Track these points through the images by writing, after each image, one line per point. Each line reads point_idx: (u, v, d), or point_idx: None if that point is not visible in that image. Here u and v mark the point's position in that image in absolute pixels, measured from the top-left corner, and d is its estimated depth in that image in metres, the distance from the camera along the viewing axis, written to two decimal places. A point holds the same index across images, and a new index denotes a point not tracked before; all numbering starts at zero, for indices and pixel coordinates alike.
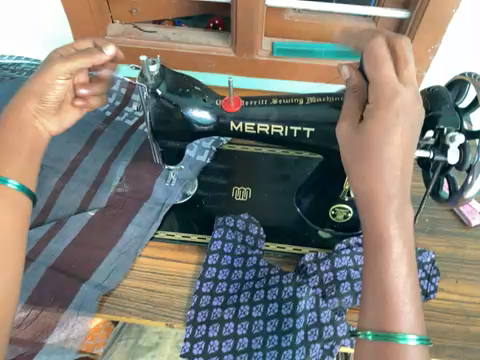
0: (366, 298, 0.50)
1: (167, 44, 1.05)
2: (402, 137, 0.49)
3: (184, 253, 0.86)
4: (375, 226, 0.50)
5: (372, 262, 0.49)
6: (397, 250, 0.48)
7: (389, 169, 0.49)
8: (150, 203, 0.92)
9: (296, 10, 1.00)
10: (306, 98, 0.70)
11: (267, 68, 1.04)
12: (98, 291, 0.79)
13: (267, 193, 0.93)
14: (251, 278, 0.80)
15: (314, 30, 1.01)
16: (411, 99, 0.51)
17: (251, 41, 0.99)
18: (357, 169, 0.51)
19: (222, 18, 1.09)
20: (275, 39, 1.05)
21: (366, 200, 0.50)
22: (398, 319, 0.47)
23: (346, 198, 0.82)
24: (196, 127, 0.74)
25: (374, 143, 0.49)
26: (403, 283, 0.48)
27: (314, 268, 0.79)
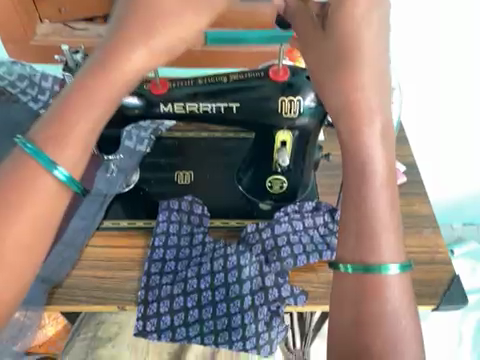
0: (350, 232, 0.61)
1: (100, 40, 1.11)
2: (372, 81, 0.59)
3: (132, 238, 0.89)
4: (359, 160, 0.61)
5: (357, 196, 0.61)
6: (378, 180, 0.60)
7: (370, 112, 0.60)
8: (92, 195, 0.93)
9: None
10: (229, 76, 0.74)
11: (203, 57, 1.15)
12: (46, 285, 0.82)
13: (207, 174, 0.98)
14: (198, 254, 0.84)
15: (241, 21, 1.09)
16: (378, 42, 0.59)
17: None
18: (342, 110, 0.60)
19: None
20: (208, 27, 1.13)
21: (348, 141, 0.61)
22: (380, 245, 0.60)
23: (278, 169, 0.88)
24: (127, 112, 0.76)
25: (351, 88, 0.59)
26: (384, 212, 0.60)
27: (256, 237, 0.85)
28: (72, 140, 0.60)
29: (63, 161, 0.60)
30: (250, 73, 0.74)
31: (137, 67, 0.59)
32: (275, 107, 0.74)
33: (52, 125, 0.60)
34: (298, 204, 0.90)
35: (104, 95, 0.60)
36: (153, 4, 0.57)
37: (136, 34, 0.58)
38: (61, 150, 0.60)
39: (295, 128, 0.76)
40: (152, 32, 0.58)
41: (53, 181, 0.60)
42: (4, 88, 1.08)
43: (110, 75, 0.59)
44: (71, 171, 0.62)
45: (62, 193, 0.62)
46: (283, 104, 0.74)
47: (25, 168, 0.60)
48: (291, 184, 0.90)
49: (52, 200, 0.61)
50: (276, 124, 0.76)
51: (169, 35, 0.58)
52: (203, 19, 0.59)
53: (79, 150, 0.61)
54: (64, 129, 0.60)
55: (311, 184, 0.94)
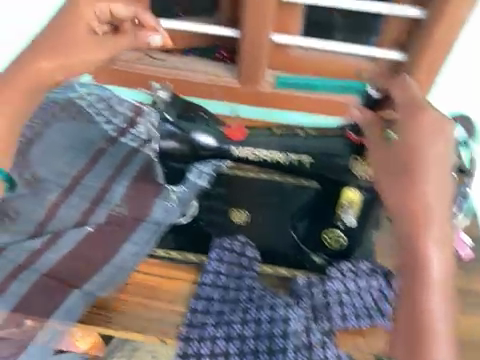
0: (401, 327, 0.61)
1: (176, 71, 1.25)
2: (437, 183, 0.58)
3: (181, 271, 0.90)
4: (417, 259, 0.59)
5: (412, 293, 0.60)
6: (434, 279, 0.60)
7: (432, 213, 0.59)
8: (148, 223, 0.95)
9: (302, 48, 1.23)
10: (305, 132, 0.79)
11: (270, 99, 1.24)
12: (86, 299, 0.86)
13: (262, 217, 0.96)
14: (246, 298, 0.82)
15: (314, 66, 1.24)
16: (443, 155, 0.59)
17: (256, 72, 1.21)
18: (404, 208, 0.59)
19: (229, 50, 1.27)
20: (278, 71, 1.26)
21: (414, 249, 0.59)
22: (434, 346, 0.58)
23: (338, 224, 0.88)
24: (202, 152, 0.80)
25: (415, 188, 0.59)
26: (438, 313, 0.59)
27: (306, 291, 0.83)
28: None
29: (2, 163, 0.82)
30: (324, 130, 0.78)
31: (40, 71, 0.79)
32: (346, 164, 0.75)
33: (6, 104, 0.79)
34: (353, 262, 0.87)
35: (20, 87, 0.79)
36: (59, 40, 0.78)
37: (40, 51, 0.79)
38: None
39: (365, 189, 0.76)
40: (69, 54, 0.78)
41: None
42: (83, 107, 1.09)
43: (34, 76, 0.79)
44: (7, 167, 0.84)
45: None
46: (354, 162, 0.75)
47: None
48: (348, 240, 0.89)
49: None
50: (344, 181, 0.77)
51: (58, 60, 0.78)
52: (65, 50, 0.78)
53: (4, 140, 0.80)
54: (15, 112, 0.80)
55: (370, 243, 0.92)
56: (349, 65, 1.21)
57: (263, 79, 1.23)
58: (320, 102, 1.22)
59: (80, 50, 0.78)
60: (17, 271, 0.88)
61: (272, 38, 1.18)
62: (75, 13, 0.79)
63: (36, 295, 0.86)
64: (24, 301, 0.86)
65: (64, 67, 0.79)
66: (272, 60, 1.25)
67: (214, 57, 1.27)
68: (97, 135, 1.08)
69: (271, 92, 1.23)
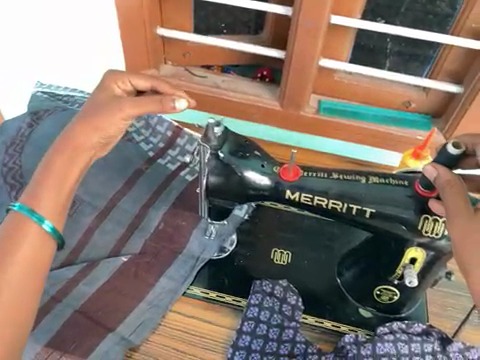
0: None
1: (216, 91, 1.16)
2: None
3: (217, 314, 0.84)
4: None
5: None
6: None
7: None
8: (184, 256, 0.90)
9: (346, 72, 1.13)
10: (368, 177, 0.70)
11: (313, 123, 1.17)
12: (123, 344, 0.79)
13: (306, 259, 0.89)
14: (286, 352, 0.78)
15: (360, 92, 1.15)
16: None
17: (300, 97, 1.12)
18: None
19: (271, 70, 1.20)
20: (323, 96, 1.18)
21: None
22: None
23: (394, 281, 0.79)
24: (251, 192, 0.73)
25: None
26: None
27: (354, 351, 0.76)
28: (47, 185, 0.66)
29: (46, 211, 0.66)
30: (392, 178, 0.69)
31: (83, 140, 0.67)
32: (415, 222, 0.68)
33: (57, 168, 0.67)
34: (405, 322, 0.80)
35: (59, 168, 0.67)
36: (97, 109, 0.67)
37: (87, 119, 0.67)
38: (44, 198, 0.66)
39: (430, 248, 0.70)
40: (112, 114, 0.66)
41: (39, 231, 0.66)
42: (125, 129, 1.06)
43: (82, 146, 0.67)
44: (55, 220, 0.67)
45: (44, 244, 0.66)
46: (424, 221, 0.67)
47: (15, 223, 0.66)
48: (403, 297, 0.81)
49: (37, 249, 0.66)
50: (405, 237, 0.70)
51: (94, 124, 0.66)
52: (110, 110, 0.66)
53: (55, 196, 0.67)
54: (62, 178, 0.67)
55: (420, 300, 0.85)
56: (403, 97, 1.13)
57: (307, 104, 1.16)
58: (370, 132, 1.15)
59: (111, 111, 0.66)
60: (50, 304, 0.81)
61: (319, 64, 1.07)
62: (106, 89, 0.70)
63: (68, 329, 0.79)
64: (56, 339, 0.78)
65: (100, 131, 0.67)
66: (317, 85, 1.17)
67: (253, 77, 1.21)
68: (135, 157, 1.03)
69: (313, 117, 1.15)
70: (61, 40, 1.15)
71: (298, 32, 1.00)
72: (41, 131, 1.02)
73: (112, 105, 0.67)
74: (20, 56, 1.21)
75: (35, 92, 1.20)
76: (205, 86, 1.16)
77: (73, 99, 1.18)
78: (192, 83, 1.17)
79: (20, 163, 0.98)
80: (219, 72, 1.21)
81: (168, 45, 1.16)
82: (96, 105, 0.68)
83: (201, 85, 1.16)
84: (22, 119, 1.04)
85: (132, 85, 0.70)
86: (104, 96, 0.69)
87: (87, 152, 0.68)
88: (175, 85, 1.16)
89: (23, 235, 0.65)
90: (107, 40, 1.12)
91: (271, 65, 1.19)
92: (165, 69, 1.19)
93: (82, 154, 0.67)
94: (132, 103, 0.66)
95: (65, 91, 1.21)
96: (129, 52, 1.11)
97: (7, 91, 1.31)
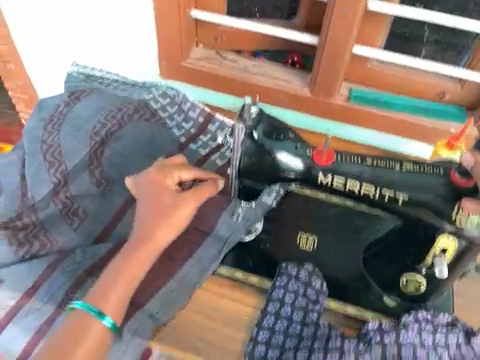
0: None
1: (247, 75, 1.17)
2: None
3: (242, 294, 0.86)
4: None
5: None
6: None
7: None
8: (212, 239, 0.90)
9: (379, 61, 1.12)
10: (402, 165, 0.71)
11: (342, 112, 1.15)
12: (152, 321, 0.81)
13: (332, 246, 0.85)
14: (310, 335, 0.78)
15: (393, 81, 1.12)
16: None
17: (332, 85, 1.11)
18: None
19: (301, 56, 1.20)
20: (354, 84, 1.17)
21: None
22: None
23: (423, 270, 0.79)
24: (282, 173, 0.74)
25: None
26: None
27: (378, 338, 0.75)
28: (115, 287, 0.74)
29: (109, 311, 0.74)
30: (425, 166, 0.71)
31: (155, 243, 0.75)
32: (448, 212, 0.69)
33: (125, 275, 0.75)
34: (430, 312, 0.80)
35: (129, 270, 0.75)
36: (162, 212, 0.76)
37: (156, 224, 0.75)
38: (108, 300, 0.74)
39: (462, 238, 0.69)
40: (176, 217, 0.75)
41: (101, 326, 0.73)
42: (155, 111, 1.09)
43: (151, 247, 0.75)
44: (115, 317, 0.74)
45: (106, 337, 0.74)
46: (457, 211, 0.68)
47: (78, 319, 0.73)
48: (430, 288, 0.80)
49: (99, 338, 0.73)
50: (437, 225, 0.71)
51: (163, 227, 0.75)
52: (177, 213, 0.75)
53: (118, 297, 0.74)
54: (128, 283, 0.75)
55: (447, 292, 0.84)
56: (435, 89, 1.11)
57: (337, 92, 1.14)
58: (401, 122, 1.12)
59: (175, 211, 0.75)
60: (82, 277, 0.86)
61: (352, 50, 1.05)
62: (158, 195, 0.76)
63: None
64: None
65: (166, 231, 0.75)
66: (348, 73, 1.15)
67: (284, 63, 1.21)
68: (168, 142, 1.08)
69: (343, 105, 1.14)
70: (98, 23, 1.17)
71: (333, 18, 0.98)
72: (77, 111, 1.04)
73: (170, 199, 0.76)
74: (57, 38, 1.24)
75: (70, 73, 1.22)
76: (236, 71, 1.17)
77: (107, 82, 1.20)
78: (223, 68, 1.17)
79: (58, 141, 1.00)
80: (249, 56, 1.20)
81: (201, 28, 1.16)
82: (158, 208, 0.76)
83: (232, 69, 1.17)
84: (60, 98, 1.06)
85: (179, 179, 0.77)
86: (163, 197, 0.76)
87: (153, 250, 0.76)
88: (206, 69, 1.16)
89: (89, 327, 0.72)
90: (142, 23, 1.13)
91: (302, 51, 1.19)
92: (197, 53, 1.19)
93: (151, 254, 0.76)
94: (194, 193, 0.75)
95: (100, 73, 1.23)
96: (162, 32, 1.11)
97: (43, 72, 1.35)
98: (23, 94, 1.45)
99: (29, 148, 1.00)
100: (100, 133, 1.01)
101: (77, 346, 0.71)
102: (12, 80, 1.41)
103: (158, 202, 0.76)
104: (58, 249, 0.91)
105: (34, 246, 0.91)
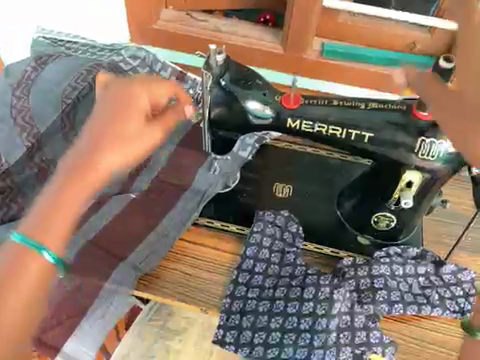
0: None
1: (217, 34, 1.15)
2: None
3: (222, 242, 0.89)
4: None
5: None
6: None
7: None
8: (191, 192, 0.92)
9: (350, 14, 1.10)
10: (368, 104, 0.73)
11: (315, 67, 1.14)
12: (135, 272, 0.83)
13: (307, 191, 0.91)
14: (288, 274, 0.82)
15: (364, 34, 1.11)
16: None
17: (302, 41, 1.10)
18: None
19: (273, 14, 1.18)
20: (323, 39, 1.14)
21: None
22: None
23: (392, 206, 0.82)
24: (253, 121, 0.75)
25: None
26: None
27: (351, 272, 0.81)
28: (56, 216, 0.59)
29: (50, 243, 0.59)
30: (390, 103, 0.73)
31: (108, 165, 0.59)
32: (412, 146, 0.72)
33: (67, 192, 0.59)
34: (400, 247, 0.85)
35: (73, 198, 0.59)
36: (118, 128, 0.59)
37: (106, 142, 0.59)
38: (51, 233, 0.59)
39: (427, 170, 0.73)
40: (138, 144, 0.60)
41: (41, 261, 0.60)
42: (126, 72, 1.08)
43: (97, 172, 0.59)
44: (59, 252, 0.61)
45: (50, 277, 0.61)
46: (421, 144, 0.71)
47: (13, 254, 0.59)
48: (401, 222, 0.84)
49: (40, 279, 0.60)
50: (403, 161, 0.74)
51: (119, 150, 0.59)
52: (139, 133, 0.61)
53: (63, 227, 0.60)
54: (71, 215, 0.60)
55: (415, 230, 0.87)
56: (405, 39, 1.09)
57: (310, 48, 1.13)
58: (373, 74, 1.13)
59: (133, 126, 0.60)
60: None
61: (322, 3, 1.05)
62: (123, 106, 0.61)
63: (83, 260, 0.84)
64: (74, 266, 0.83)
65: (125, 149, 0.59)
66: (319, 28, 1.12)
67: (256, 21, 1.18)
68: None
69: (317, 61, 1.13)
70: None
71: None
72: (46, 76, 1.03)
73: (145, 134, 0.61)
74: (20, 5, 1.20)
75: (36, 38, 1.19)
76: (205, 30, 1.14)
77: (75, 46, 1.17)
78: (192, 28, 1.14)
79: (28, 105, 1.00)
80: (221, 16, 1.18)
81: None
82: (109, 119, 0.60)
83: (201, 28, 1.14)
84: (27, 63, 1.04)
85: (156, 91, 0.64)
86: (125, 106, 0.61)
87: (104, 177, 0.60)
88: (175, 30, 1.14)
89: (27, 262, 0.59)
90: None
91: (273, 8, 1.18)
92: (167, 14, 1.15)
93: (96, 178, 0.59)
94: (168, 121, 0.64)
95: (67, 37, 1.20)
96: None
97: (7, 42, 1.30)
98: None
99: None
100: (70, 96, 1.02)
101: (15, 283, 0.58)
102: None
103: (119, 108, 0.61)
104: None
105: (12, 208, 0.89)
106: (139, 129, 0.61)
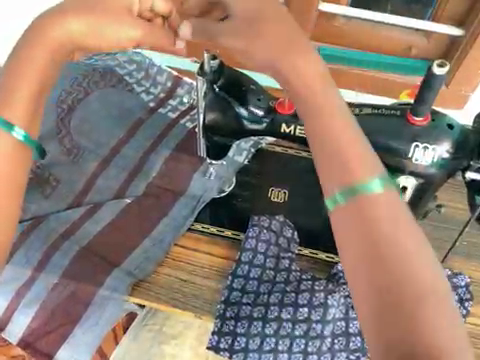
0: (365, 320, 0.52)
1: None
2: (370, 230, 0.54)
3: (218, 247, 0.87)
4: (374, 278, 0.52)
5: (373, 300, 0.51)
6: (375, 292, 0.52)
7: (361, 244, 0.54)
8: (186, 198, 0.93)
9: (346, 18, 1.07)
10: (361, 109, 0.74)
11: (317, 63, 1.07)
12: (130, 278, 0.83)
13: (302, 196, 0.91)
14: (282, 280, 0.81)
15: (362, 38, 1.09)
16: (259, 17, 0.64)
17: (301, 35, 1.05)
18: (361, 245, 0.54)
19: None
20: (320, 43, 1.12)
21: (313, 140, 0.60)
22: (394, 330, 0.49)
23: None
24: (246, 126, 0.75)
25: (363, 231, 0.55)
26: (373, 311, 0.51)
27: (346, 278, 0.80)
28: (17, 92, 0.68)
29: (19, 122, 0.69)
30: (384, 108, 0.73)
31: (70, 31, 0.67)
32: (407, 152, 0.72)
33: (32, 76, 0.69)
34: None
35: (31, 78, 0.69)
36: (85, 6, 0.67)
37: (68, 10, 0.67)
38: (16, 106, 0.69)
39: (421, 176, 0.73)
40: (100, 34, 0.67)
41: (11, 140, 0.69)
42: (122, 77, 1.08)
43: (51, 40, 0.67)
44: (28, 130, 0.70)
45: (23, 152, 0.70)
46: (415, 150, 0.71)
47: None
48: None
49: (14, 157, 0.69)
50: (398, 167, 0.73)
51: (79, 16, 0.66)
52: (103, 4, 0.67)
53: (27, 105, 0.69)
54: (36, 81, 0.69)
55: None
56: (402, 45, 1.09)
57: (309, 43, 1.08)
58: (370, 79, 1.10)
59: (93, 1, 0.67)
60: (58, 242, 0.86)
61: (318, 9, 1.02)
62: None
63: (78, 266, 0.83)
64: (69, 272, 0.83)
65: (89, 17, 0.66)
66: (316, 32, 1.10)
67: None
68: (136, 107, 1.06)
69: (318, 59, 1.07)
70: None
71: None
72: None
73: (125, 20, 0.68)
74: None
75: None
76: None
77: None
78: None
79: None
80: None
81: None
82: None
83: None
84: None
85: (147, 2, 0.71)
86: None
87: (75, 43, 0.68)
88: None
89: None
90: None
91: None
92: None
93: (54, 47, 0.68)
94: None
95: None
96: None
97: None
98: None
99: None
100: (66, 100, 1.03)
101: None
102: None
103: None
104: (32, 216, 0.90)
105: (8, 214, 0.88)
106: (70, 35, 0.67)
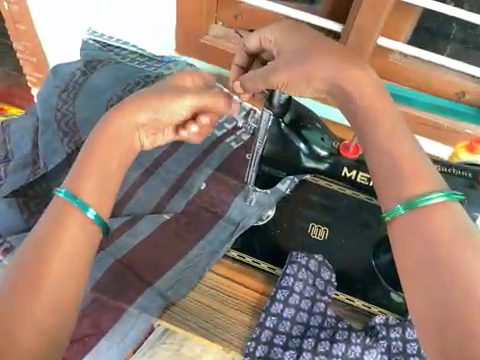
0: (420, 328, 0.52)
1: None
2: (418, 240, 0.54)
3: (252, 279, 0.85)
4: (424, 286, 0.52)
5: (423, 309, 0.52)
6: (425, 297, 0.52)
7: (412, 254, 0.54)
8: (225, 222, 0.91)
9: (402, 55, 0.97)
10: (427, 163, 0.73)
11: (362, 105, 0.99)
12: (162, 300, 0.81)
13: (344, 237, 0.87)
14: (317, 325, 0.79)
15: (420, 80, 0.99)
16: (341, 62, 0.61)
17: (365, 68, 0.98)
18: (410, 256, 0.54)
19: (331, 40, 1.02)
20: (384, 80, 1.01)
21: (376, 165, 0.59)
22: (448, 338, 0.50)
23: None
24: (304, 164, 0.75)
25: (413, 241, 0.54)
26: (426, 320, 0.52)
27: (383, 331, 0.77)
28: (91, 172, 0.63)
29: (92, 200, 0.63)
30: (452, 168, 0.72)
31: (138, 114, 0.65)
32: None
33: (103, 159, 0.64)
34: None
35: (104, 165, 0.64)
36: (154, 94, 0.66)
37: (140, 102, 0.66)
38: (89, 183, 0.63)
39: None
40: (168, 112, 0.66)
41: (85, 221, 0.62)
42: None
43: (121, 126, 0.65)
44: (101, 210, 0.63)
45: (93, 231, 0.62)
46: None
47: (57, 214, 0.61)
48: None
49: (85, 236, 0.61)
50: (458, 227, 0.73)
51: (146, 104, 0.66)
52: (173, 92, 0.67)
53: (101, 182, 0.64)
54: (107, 163, 0.64)
55: None
56: None
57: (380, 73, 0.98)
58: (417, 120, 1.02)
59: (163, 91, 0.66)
60: None
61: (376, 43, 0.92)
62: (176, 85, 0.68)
63: (111, 278, 0.82)
64: (101, 284, 0.82)
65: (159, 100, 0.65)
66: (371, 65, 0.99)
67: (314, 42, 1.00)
68: None
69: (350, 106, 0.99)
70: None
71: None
72: (96, 80, 1.02)
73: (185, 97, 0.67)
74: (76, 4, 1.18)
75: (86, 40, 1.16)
76: None
77: (124, 52, 1.15)
78: None
79: (73, 110, 0.99)
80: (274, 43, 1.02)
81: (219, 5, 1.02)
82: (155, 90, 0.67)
83: None
84: (75, 66, 1.04)
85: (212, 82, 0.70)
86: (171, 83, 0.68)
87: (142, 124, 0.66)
88: None
89: (71, 217, 0.61)
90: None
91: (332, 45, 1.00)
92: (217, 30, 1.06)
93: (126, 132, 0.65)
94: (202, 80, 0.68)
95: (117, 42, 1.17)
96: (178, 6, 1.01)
97: (56, 37, 1.29)
98: (31, 56, 1.37)
99: (42, 116, 0.99)
100: None
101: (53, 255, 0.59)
102: (20, 41, 1.34)
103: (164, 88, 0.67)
104: None
105: None
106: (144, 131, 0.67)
